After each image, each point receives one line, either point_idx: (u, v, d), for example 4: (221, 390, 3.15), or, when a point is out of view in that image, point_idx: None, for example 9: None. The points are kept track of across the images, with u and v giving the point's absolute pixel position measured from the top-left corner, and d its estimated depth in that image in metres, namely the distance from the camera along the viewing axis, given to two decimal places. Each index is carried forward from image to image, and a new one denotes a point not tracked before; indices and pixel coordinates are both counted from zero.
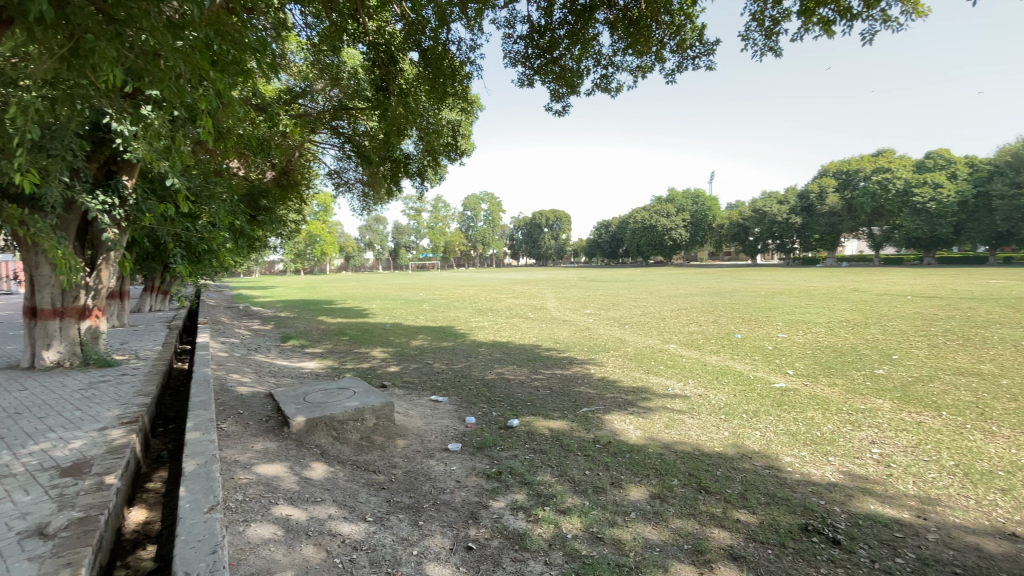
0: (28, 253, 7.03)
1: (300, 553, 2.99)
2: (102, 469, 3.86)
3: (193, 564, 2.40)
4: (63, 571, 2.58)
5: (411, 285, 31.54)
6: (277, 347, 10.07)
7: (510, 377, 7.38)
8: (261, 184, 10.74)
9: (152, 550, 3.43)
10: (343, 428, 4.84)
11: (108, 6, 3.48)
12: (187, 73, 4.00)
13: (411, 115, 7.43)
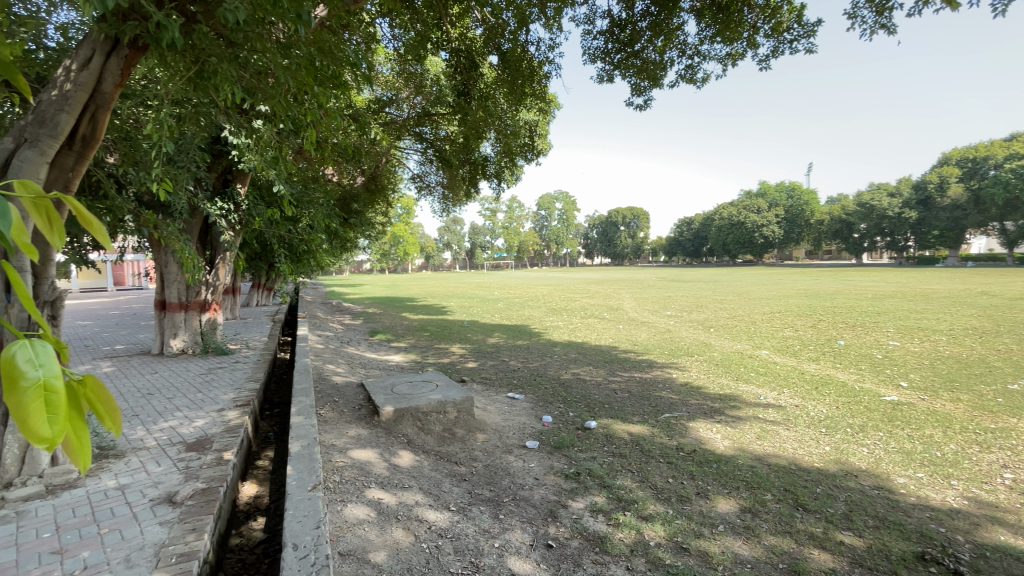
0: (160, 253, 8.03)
1: (391, 535, 3.16)
2: (220, 446, 4.34)
3: (300, 537, 2.62)
4: (189, 535, 2.94)
5: (488, 284, 32.21)
6: (366, 341, 10.73)
7: (587, 378, 7.28)
8: (352, 189, 11.49)
9: (261, 522, 3.79)
10: (427, 419, 5.07)
11: (228, 32, 3.91)
12: (294, 89, 4.38)
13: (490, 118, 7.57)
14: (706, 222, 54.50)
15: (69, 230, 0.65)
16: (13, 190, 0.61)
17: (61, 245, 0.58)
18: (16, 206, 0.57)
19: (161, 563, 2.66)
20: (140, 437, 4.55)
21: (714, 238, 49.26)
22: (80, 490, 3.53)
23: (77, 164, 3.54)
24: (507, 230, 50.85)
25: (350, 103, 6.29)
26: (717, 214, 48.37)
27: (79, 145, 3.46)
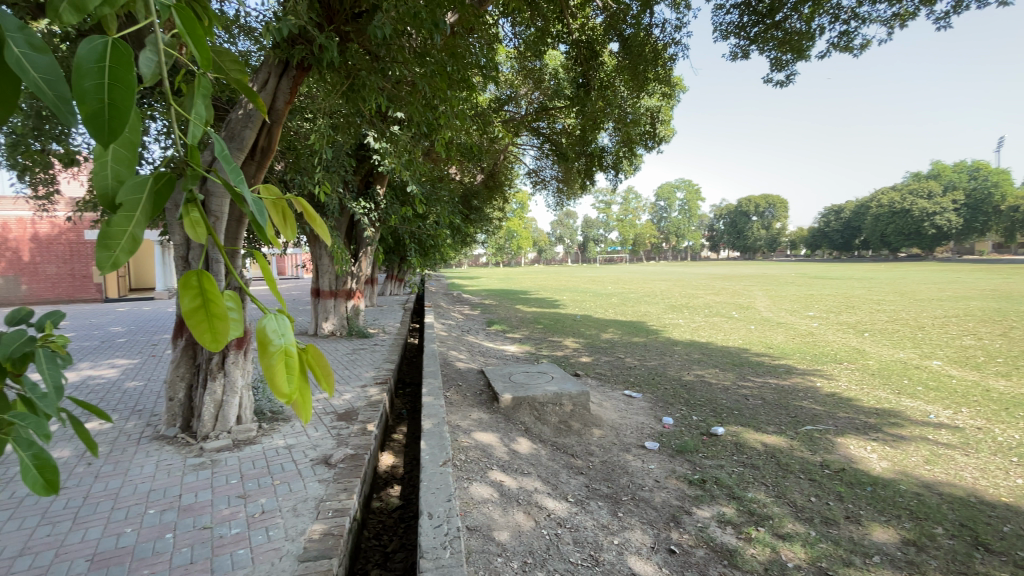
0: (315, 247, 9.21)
1: (513, 517, 3.30)
2: (364, 418, 4.88)
3: (434, 508, 2.85)
4: (342, 493, 3.36)
5: (602, 278, 31.62)
6: (484, 331, 11.24)
7: (712, 381, 6.81)
8: (473, 186, 12.05)
9: (397, 489, 4.20)
10: (545, 409, 5.17)
11: (373, 47, 4.34)
12: (430, 94, 4.72)
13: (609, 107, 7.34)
14: (858, 212, 47.47)
15: (298, 222, 0.76)
16: (259, 191, 0.73)
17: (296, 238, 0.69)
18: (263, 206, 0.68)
19: (321, 516, 3.07)
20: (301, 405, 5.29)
21: (869, 229, 42.69)
22: (258, 445, 4.21)
23: (257, 173, 4.14)
24: (623, 224, 49.24)
25: (473, 107, 6.58)
26: (874, 200, 41.76)
27: (259, 155, 4.06)
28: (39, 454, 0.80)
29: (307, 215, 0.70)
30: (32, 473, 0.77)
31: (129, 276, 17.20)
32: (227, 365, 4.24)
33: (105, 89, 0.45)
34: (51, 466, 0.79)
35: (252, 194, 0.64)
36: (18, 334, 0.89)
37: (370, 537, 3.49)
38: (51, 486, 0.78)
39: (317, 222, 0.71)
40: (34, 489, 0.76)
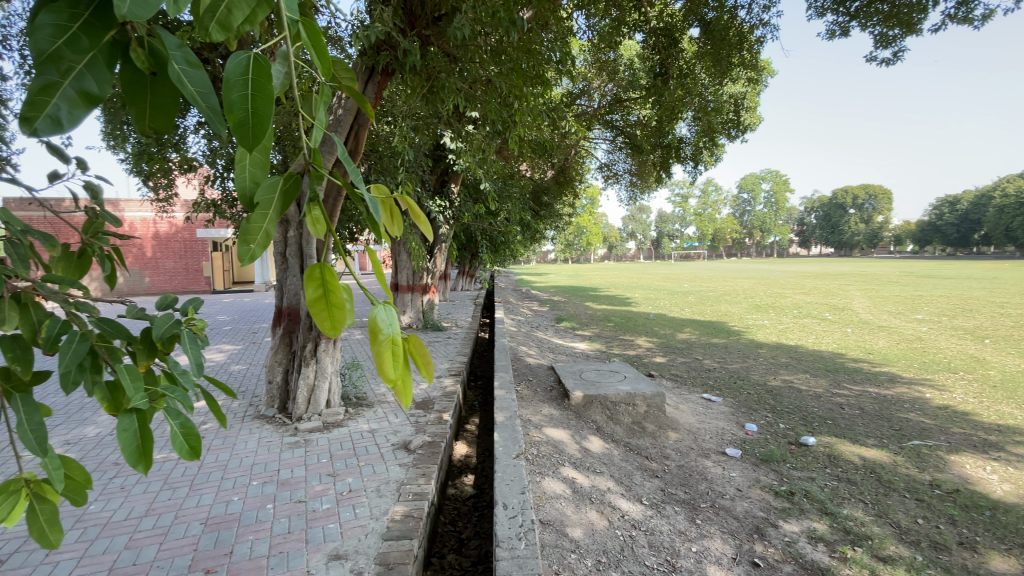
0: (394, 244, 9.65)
1: (586, 514, 3.27)
2: (440, 407, 5.07)
3: (508, 499, 2.90)
4: (421, 478, 3.52)
5: (677, 275, 30.36)
6: (554, 327, 11.22)
7: (801, 387, 6.33)
8: (543, 182, 12.03)
9: (471, 478, 4.32)
10: (617, 409, 5.07)
11: (452, 49, 4.48)
12: (506, 92, 4.79)
13: (688, 96, 6.99)
14: (981, 202, 41.73)
15: (403, 219, 0.79)
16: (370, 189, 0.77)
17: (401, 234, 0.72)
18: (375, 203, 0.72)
19: (401, 498, 3.23)
20: (382, 393, 5.60)
21: (995, 222, 37.43)
22: (345, 428, 4.51)
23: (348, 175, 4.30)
24: (701, 219, 46.81)
25: (547, 103, 6.55)
26: (1001, 188, 36.51)
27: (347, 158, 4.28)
28: (185, 422, 0.91)
29: (413, 214, 0.73)
30: (179, 440, 0.88)
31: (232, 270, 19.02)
32: (318, 353, 4.58)
33: (249, 100, 0.50)
34: (195, 434, 0.90)
35: (365, 192, 0.68)
36: (169, 316, 1.00)
37: (446, 522, 3.63)
38: (194, 452, 0.89)
39: (422, 222, 0.74)
40: (180, 453, 0.87)
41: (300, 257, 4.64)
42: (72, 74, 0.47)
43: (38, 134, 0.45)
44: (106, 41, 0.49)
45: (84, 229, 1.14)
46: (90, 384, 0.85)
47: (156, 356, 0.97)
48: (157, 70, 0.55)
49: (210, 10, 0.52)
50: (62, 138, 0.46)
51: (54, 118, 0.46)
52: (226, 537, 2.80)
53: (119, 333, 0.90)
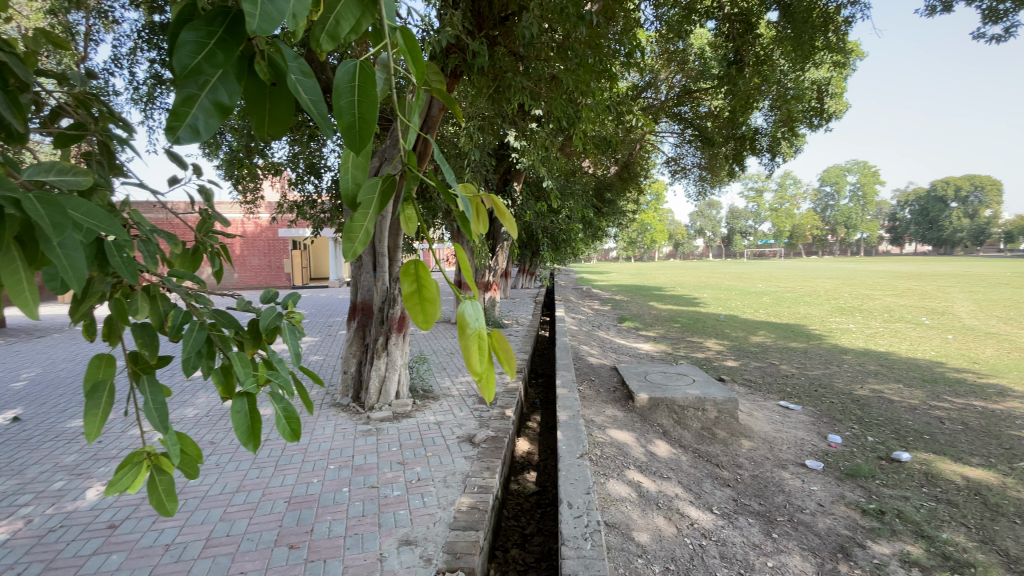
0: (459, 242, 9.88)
1: (653, 520, 3.17)
2: (503, 403, 5.13)
3: (573, 498, 2.88)
4: (485, 472, 3.58)
5: (750, 275, 28.73)
6: (617, 327, 11.00)
7: (893, 398, 5.77)
8: (606, 178, 11.78)
9: (533, 475, 4.34)
10: (685, 413, 4.88)
11: (519, 48, 4.50)
12: (573, 88, 4.76)
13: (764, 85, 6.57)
14: None
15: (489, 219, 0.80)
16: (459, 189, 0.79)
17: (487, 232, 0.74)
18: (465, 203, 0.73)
19: (467, 490, 3.31)
20: (447, 386, 5.75)
21: None
22: (412, 419, 4.68)
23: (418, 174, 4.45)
24: (777, 215, 44.00)
25: (613, 98, 6.40)
26: None
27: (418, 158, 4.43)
28: (287, 406, 0.98)
29: (497, 212, 0.72)
30: (282, 422, 0.95)
31: (309, 267, 20.24)
32: (389, 346, 4.79)
33: (357, 107, 0.53)
34: (296, 417, 0.96)
35: (457, 191, 0.70)
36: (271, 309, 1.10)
37: (510, 517, 3.67)
38: (296, 434, 0.96)
39: (507, 220, 0.73)
40: (284, 435, 0.93)
41: (374, 255, 4.87)
42: (208, 87, 0.51)
43: (180, 143, 0.50)
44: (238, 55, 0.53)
45: (197, 228, 1.25)
46: (206, 368, 0.95)
47: (261, 345, 1.06)
48: (277, 80, 0.59)
49: (320, 23, 0.55)
50: (198, 146, 0.51)
51: (193, 128, 0.51)
52: (307, 516, 2.99)
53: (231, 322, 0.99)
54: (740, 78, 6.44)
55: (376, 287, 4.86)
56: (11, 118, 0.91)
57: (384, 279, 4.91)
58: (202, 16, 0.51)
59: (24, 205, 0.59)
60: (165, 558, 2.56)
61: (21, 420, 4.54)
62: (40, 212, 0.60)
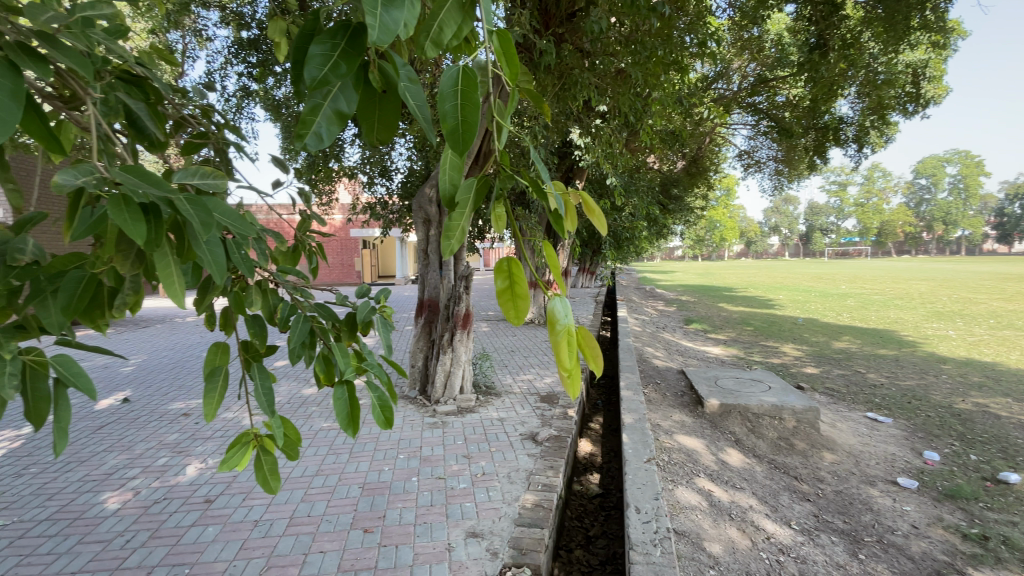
0: None
1: (725, 531, 3.03)
2: (566, 403, 5.10)
3: (641, 503, 2.82)
4: (549, 470, 3.58)
5: (830, 275, 26.70)
6: (683, 329, 10.60)
7: (1003, 414, 5.15)
8: (673, 174, 11.37)
9: (596, 477, 4.28)
10: (759, 421, 4.62)
11: (586, 45, 4.47)
12: (641, 82, 4.64)
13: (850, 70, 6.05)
14: None
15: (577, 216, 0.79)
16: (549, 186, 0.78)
17: (577, 229, 0.73)
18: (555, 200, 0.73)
19: (531, 487, 3.33)
20: (509, 383, 5.81)
21: None
22: (476, 414, 4.78)
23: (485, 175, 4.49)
24: (864, 211, 40.48)
25: (682, 90, 6.14)
26: None
27: None
28: (379, 395, 1.03)
29: (587, 209, 0.71)
30: (376, 410, 1.01)
31: (376, 265, 21.09)
32: (454, 342, 4.92)
33: (460, 109, 0.55)
34: (388, 405, 1.02)
35: (549, 188, 0.69)
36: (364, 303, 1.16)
37: (573, 517, 3.65)
38: (387, 422, 1.02)
39: (597, 217, 0.72)
40: (377, 422, 0.99)
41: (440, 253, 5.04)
42: (330, 97, 0.56)
43: (305, 148, 0.55)
44: (358, 66, 0.57)
45: (297, 227, 1.35)
46: (307, 358, 1.03)
47: (355, 336, 1.12)
48: (388, 88, 0.63)
49: (424, 31, 0.57)
50: (320, 150, 0.56)
51: (318, 134, 0.56)
52: (379, 502, 3.14)
53: (330, 316, 1.06)
54: (823, 64, 5.91)
55: (442, 285, 5.01)
56: (152, 124, 1.01)
57: (449, 277, 5.05)
58: (327, 31, 0.55)
59: (176, 205, 0.64)
60: (254, 533, 2.78)
61: (133, 401, 5.09)
62: (189, 212, 0.65)
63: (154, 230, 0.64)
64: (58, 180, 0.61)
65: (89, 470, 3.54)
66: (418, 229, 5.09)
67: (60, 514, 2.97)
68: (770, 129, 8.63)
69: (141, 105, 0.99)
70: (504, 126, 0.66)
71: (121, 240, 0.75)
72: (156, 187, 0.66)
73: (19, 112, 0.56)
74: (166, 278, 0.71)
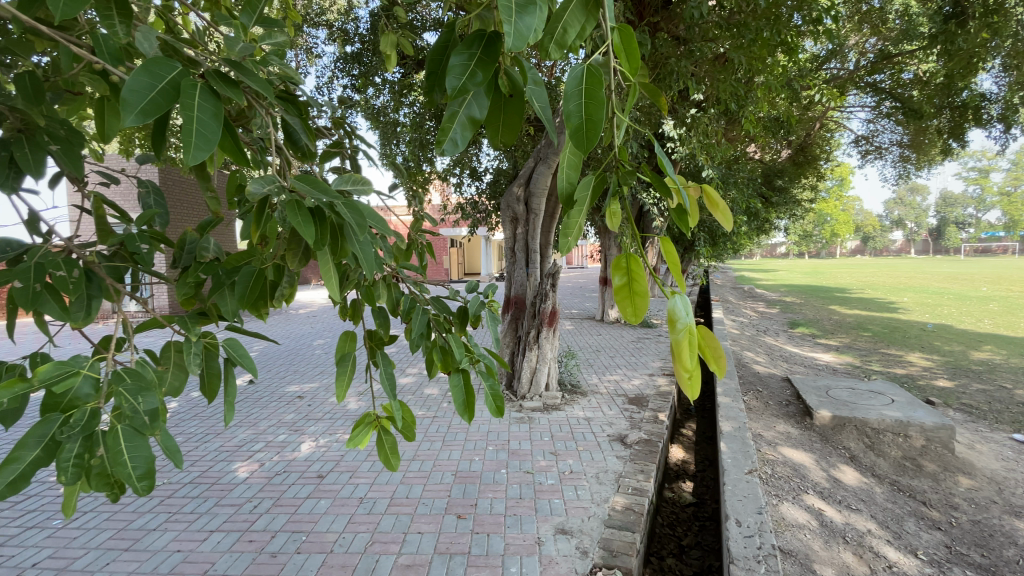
0: (601, 237, 8.97)
1: (839, 554, 2.75)
2: (655, 406, 4.93)
3: (742, 516, 2.65)
4: (639, 474, 3.49)
5: (969, 275, 23.11)
6: (786, 333, 9.78)
7: None
8: (775, 164, 10.50)
9: (689, 485, 4.09)
10: (880, 438, 4.13)
11: (684, 31, 4.27)
12: (744, 67, 4.33)
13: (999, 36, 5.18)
14: None
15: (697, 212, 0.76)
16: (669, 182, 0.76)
17: (699, 226, 0.72)
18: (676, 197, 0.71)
19: (621, 490, 3.26)
20: (596, 383, 5.73)
21: None
22: (562, 411, 4.78)
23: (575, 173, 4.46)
24: (1016, 200, 34.53)
25: (789, 72, 5.62)
26: None
27: None
28: (491, 385, 1.09)
29: (709, 204, 0.70)
30: (488, 400, 1.07)
31: (463, 263, 21.80)
32: (540, 339, 4.96)
33: (584, 108, 0.56)
34: (499, 396, 1.08)
35: (673, 185, 0.68)
36: (475, 298, 1.22)
37: (665, 524, 3.52)
38: (499, 412, 1.07)
39: (721, 211, 0.70)
40: (489, 411, 1.05)
41: (527, 250, 5.09)
42: (464, 104, 0.59)
43: (443, 155, 0.60)
44: (491, 73, 0.60)
45: (409, 226, 1.45)
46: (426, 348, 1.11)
47: (466, 329, 1.19)
48: (514, 92, 0.66)
49: (549, 32, 0.59)
50: (455, 156, 0.61)
51: (453, 140, 0.60)
52: (471, 491, 3.26)
53: (446, 310, 1.14)
54: (961, 33, 5.05)
55: (530, 283, 5.06)
56: (303, 137, 1.12)
57: (536, 275, 5.10)
58: (465, 41, 0.59)
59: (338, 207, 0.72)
60: (360, 509, 3.02)
61: (257, 383, 5.75)
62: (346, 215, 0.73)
63: (319, 230, 0.73)
64: (250, 188, 0.71)
65: (223, 442, 4.05)
66: (505, 228, 5.17)
67: (201, 478, 3.43)
68: (894, 110, 7.63)
69: (295, 120, 1.10)
70: (625, 122, 0.66)
71: (292, 238, 0.86)
72: (317, 192, 0.75)
73: (221, 131, 0.67)
74: (325, 272, 0.80)
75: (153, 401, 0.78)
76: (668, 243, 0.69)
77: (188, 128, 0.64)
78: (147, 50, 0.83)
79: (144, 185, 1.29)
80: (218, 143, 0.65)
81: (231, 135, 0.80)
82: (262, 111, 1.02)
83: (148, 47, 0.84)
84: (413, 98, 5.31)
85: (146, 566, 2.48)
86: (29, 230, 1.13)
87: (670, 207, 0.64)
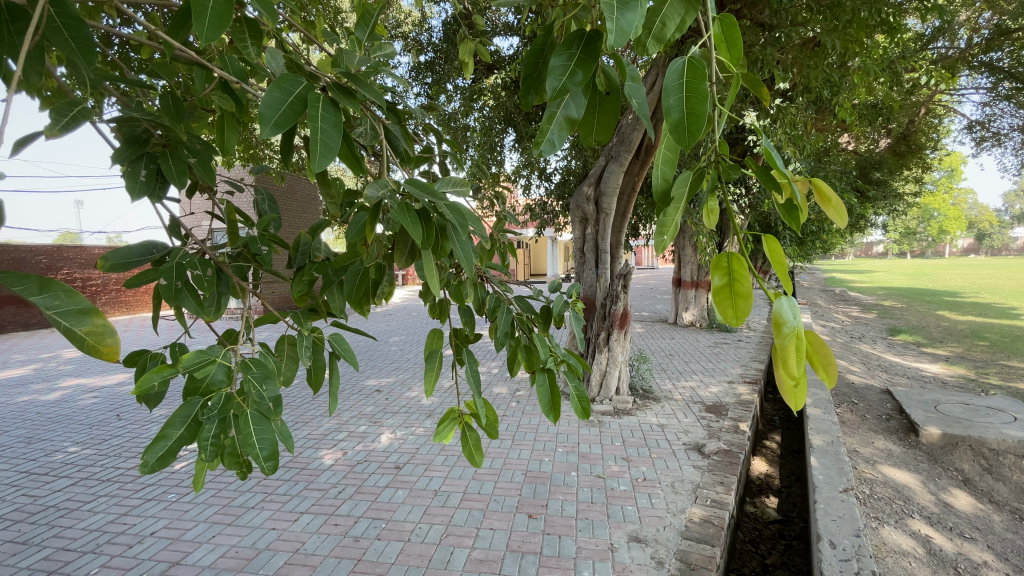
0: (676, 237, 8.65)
1: None
2: (735, 415, 4.66)
3: (837, 537, 2.44)
4: (718, 486, 3.31)
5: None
6: (885, 340, 8.87)
7: None
8: (872, 156, 9.55)
9: (774, 501, 3.83)
10: (1002, 460, 3.64)
11: (770, 18, 4.02)
12: (838, 51, 3.99)
13: None
14: None
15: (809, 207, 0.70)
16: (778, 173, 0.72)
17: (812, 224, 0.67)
18: (786, 191, 0.67)
19: (699, 501, 3.12)
20: (670, 389, 5.52)
21: None
22: (634, 417, 4.65)
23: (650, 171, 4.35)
24: None
25: (888, 53, 5.09)
26: None
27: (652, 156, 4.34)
28: (575, 386, 1.09)
29: (822, 198, 0.65)
30: (574, 401, 1.07)
31: (529, 263, 21.93)
32: (610, 342, 4.86)
33: (685, 102, 0.55)
34: (585, 397, 1.08)
35: (784, 177, 0.64)
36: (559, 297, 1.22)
37: (747, 541, 3.32)
38: (585, 413, 1.07)
39: (834, 206, 0.65)
40: (575, 412, 1.05)
41: (596, 251, 5.01)
42: (562, 104, 0.61)
43: (540, 154, 0.63)
44: (591, 72, 0.60)
45: (493, 226, 1.48)
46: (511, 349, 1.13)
47: (549, 328, 1.20)
48: (611, 90, 0.66)
49: (647, 26, 0.59)
50: (551, 155, 0.64)
51: (550, 140, 0.63)
52: (542, 491, 3.26)
53: (531, 311, 1.15)
54: None
55: (600, 284, 4.99)
56: (402, 143, 1.19)
57: (606, 276, 5.01)
58: (566, 41, 0.60)
59: (438, 207, 0.76)
60: (434, 501, 3.13)
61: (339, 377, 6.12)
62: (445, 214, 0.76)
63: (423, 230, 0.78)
64: (364, 194, 0.77)
65: (311, 431, 4.35)
66: (574, 228, 5.12)
67: (292, 463, 3.71)
68: (1016, 91, 6.69)
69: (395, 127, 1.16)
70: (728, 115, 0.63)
71: (398, 238, 0.92)
72: (421, 193, 0.80)
73: (339, 139, 0.73)
74: (426, 271, 0.84)
75: (274, 389, 0.86)
76: (774, 242, 0.65)
77: (314, 139, 0.71)
78: (275, 68, 0.93)
79: (259, 192, 1.42)
80: (338, 150, 0.72)
81: (347, 143, 0.87)
82: (366, 119, 1.10)
83: (275, 65, 0.95)
84: (482, 103, 5.43)
85: (246, 541, 2.71)
86: (171, 234, 1.27)
87: (779, 200, 0.61)
